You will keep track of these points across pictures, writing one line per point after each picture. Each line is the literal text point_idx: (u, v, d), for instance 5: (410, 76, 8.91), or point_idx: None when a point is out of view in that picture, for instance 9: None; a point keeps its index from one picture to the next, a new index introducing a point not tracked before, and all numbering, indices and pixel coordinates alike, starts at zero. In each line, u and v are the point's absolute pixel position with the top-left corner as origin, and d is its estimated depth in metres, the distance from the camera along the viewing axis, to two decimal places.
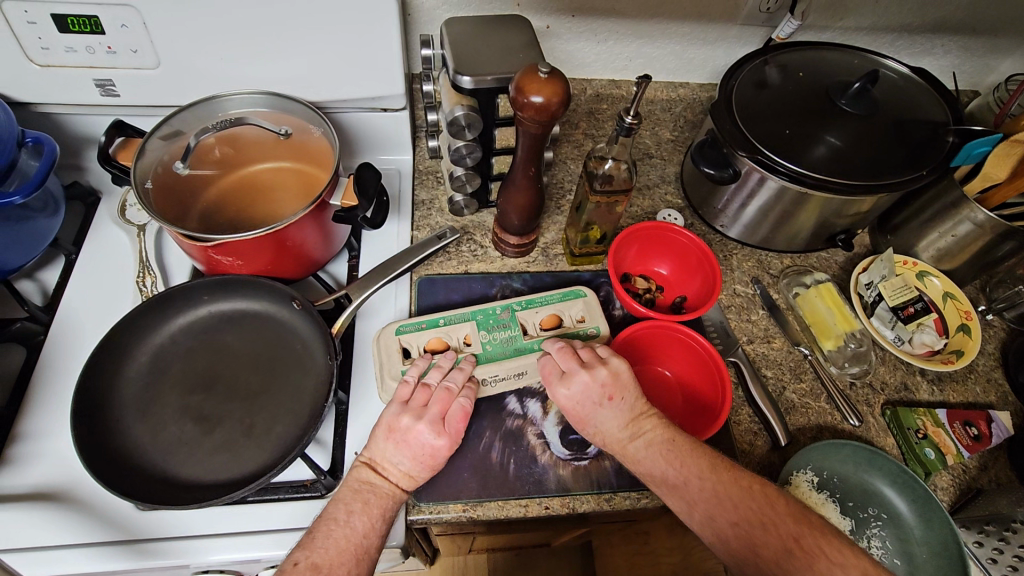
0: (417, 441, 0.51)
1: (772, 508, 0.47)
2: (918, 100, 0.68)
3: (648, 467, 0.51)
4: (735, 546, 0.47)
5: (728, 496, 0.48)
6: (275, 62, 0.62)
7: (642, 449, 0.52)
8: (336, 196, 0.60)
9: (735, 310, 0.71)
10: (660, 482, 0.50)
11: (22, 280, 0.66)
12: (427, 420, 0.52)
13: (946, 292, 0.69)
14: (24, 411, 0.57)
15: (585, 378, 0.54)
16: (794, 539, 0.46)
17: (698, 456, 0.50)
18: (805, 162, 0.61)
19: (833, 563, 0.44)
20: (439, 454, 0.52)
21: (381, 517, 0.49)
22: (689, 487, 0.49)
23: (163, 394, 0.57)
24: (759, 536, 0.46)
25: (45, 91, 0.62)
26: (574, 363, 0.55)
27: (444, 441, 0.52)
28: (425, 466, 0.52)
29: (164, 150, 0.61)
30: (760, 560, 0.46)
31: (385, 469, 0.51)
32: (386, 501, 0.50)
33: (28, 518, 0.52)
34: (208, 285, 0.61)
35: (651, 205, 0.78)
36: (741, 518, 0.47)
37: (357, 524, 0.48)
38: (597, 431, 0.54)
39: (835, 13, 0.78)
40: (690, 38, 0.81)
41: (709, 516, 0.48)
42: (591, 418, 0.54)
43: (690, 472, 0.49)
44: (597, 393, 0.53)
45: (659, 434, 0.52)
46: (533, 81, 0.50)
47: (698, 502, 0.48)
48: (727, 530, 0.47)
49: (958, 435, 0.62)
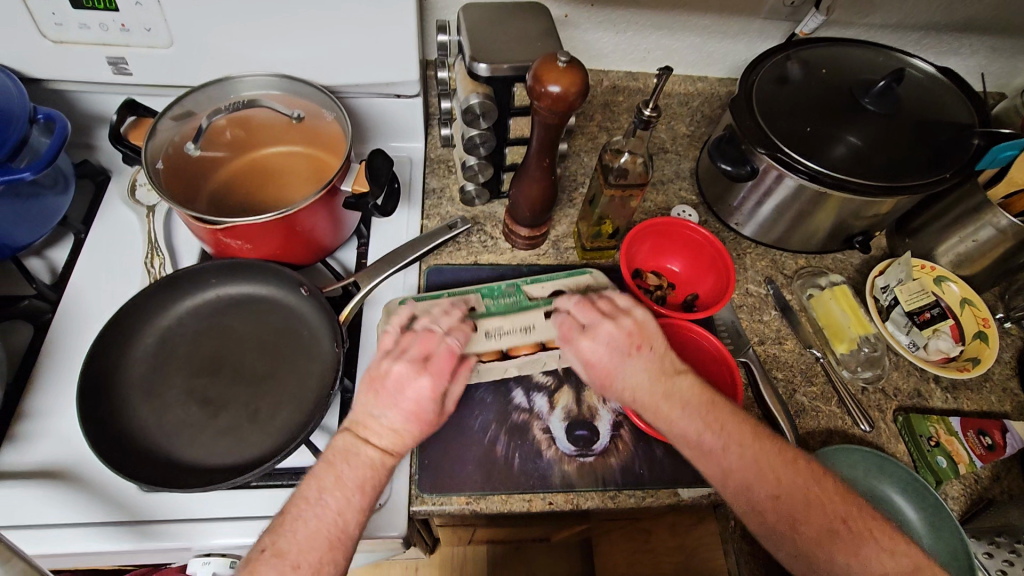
0: (398, 389, 0.48)
1: (817, 486, 0.47)
2: (944, 101, 0.66)
3: (682, 428, 0.49)
4: (772, 523, 0.46)
5: (768, 467, 0.47)
6: (290, 45, 0.61)
7: (675, 408, 0.50)
8: (348, 181, 0.60)
9: (747, 310, 0.70)
10: (693, 446, 0.49)
11: (31, 257, 0.66)
12: (406, 360, 0.49)
13: (964, 298, 0.68)
14: (31, 388, 0.57)
15: (611, 327, 0.52)
16: (841, 520, 0.46)
17: (739, 424, 0.49)
18: (826, 162, 0.60)
19: (880, 547, 0.45)
20: (427, 398, 0.48)
21: (359, 490, 0.45)
22: (725, 454, 0.48)
23: (168, 375, 0.57)
24: (800, 512, 0.46)
25: (58, 68, 0.61)
26: (597, 315, 0.54)
27: (426, 380, 0.49)
28: (420, 421, 0.48)
29: (176, 131, 0.60)
30: (799, 538, 0.46)
31: (370, 432, 0.48)
32: (364, 469, 0.46)
33: (34, 495, 0.52)
34: (216, 269, 0.60)
35: (664, 201, 0.77)
36: (783, 492, 0.46)
37: (329, 500, 0.44)
38: (623, 388, 0.52)
39: (861, 9, 0.77)
40: (711, 30, 0.80)
41: (744, 486, 0.47)
42: (617, 373, 0.52)
43: (726, 439, 0.48)
44: (624, 342, 0.51)
45: (691, 392, 0.51)
46: (551, 70, 0.49)
47: (733, 471, 0.48)
48: (764, 504, 0.47)
49: (972, 444, 0.61)
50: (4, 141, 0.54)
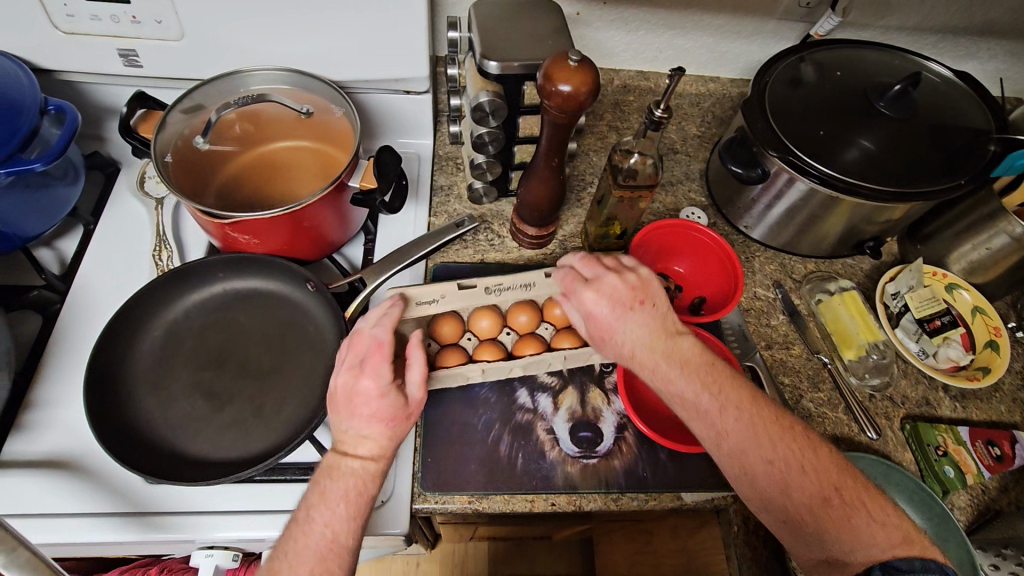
0: (349, 399, 0.47)
1: (813, 455, 0.45)
2: (961, 106, 0.65)
3: (679, 386, 0.48)
4: (763, 489, 0.45)
5: (764, 431, 0.46)
6: (300, 40, 0.61)
7: (674, 367, 0.49)
8: (355, 178, 0.60)
9: (755, 314, 0.69)
10: (688, 405, 0.48)
11: (40, 247, 0.66)
12: (343, 371, 0.48)
13: (975, 306, 0.67)
14: (38, 377, 0.57)
15: (615, 281, 0.51)
16: (833, 488, 0.44)
17: (738, 387, 0.48)
18: (838, 166, 0.59)
19: (872, 519, 0.43)
20: (372, 395, 0.46)
21: (344, 500, 0.44)
22: (722, 416, 0.47)
23: (174, 368, 0.58)
24: (794, 479, 0.44)
25: (70, 59, 0.61)
26: (600, 270, 0.53)
27: (365, 380, 0.47)
28: (381, 417, 0.46)
29: (185, 124, 0.60)
30: (790, 503, 0.44)
31: (346, 443, 0.46)
32: (347, 479, 0.45)
33: (40, 484, 0.52)
34: (223, 263, 0.60)
35: (674, 202, 0.76)
36: (778, 457, 0.45)
37: (315, 516, 0.43)
38: (621, 343, 0.51)
39: (877, 10, 0.75)
40: (724, 30, 0.79)
41: (739, 449, 0.46)
42: (617, 327, 0.51)
43: (723, 401, 0.47)
44: (627, 296, 0.51)
45: (693, 353, 0.50)
46: (562, 69, 0.49)
47: (729, 433, 0.46)
48: (759, 468, 0.45)
49: (979, 454, 0.60)
50: (15, 132, 0.54)
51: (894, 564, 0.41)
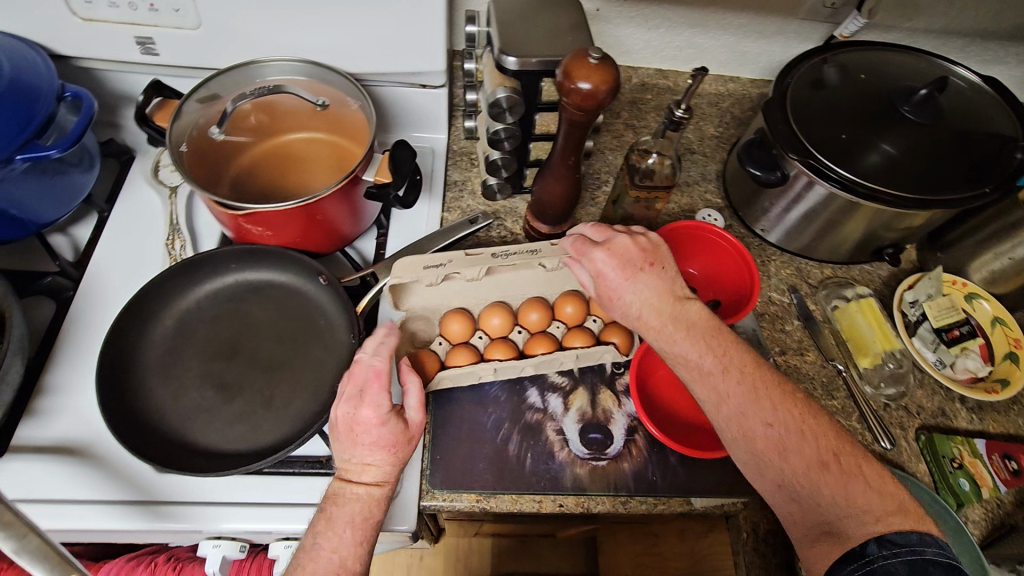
0: (351, 430, 0.46)
1: (813, 421, 0.45)
2: (987, 112, 0.63)
3: (683, 348, 0.48)
4: (760, 451, 0.44)
5: (765, 395, 0.45)
6: (317, 31, 0.60)
7: (679, 328, 0.49)
8: (370, 172, 0.59)
9: (769, 319, 0.68)
10: (691, 366, 0.48)
11: (55, 234, 0.66)
12: (342, 402, 0.47)
13: (996, 317, 0.66)
14: (51, 364, 0.58)
15: (626, 241, 0.52)
16: (833, 454, 0.44)
17: (741, 351, 0.48)
18: (859, 170, 0.58)
19: (868, 486, 0.43)
20: (372, 424, 0.45)
21: (350, 525, 0.44)
22: (724, 378, 0.46)
23: (185, 359, 0.58)
24: (792, 443, 0.44)
25: (87, 46, 0.61)
26: (611, 233, 0.54)
27: (364, 410, 0.46)
28: (382, 444, 0.45)
29: (200, 114, 0.60)
30: (787, 468, 0.44)
31: (348, 471, 0.46)
32: (351, 504, 0.45)
33: (50, 471, 0.53)
34: (235, 254, 0.60)
35: (689, 203, 0.76)
36: (777, 421, 0.44)
37: (322, 542, 0.43)
38: (628, 303, 0.51)
39: (904, 12, 0.74)
40: (746, 30, 0.78)
41: (739, 412, 0.45)
42: (625, 289, 0.51)
43: (726, 363, 0.47)
44: (638, 258, 0.51)
45: (700, 317, 0.49)
46: (582, 66, 0.48)
47: (730, 396, 0.46)
48: (758, 432, 0.45)
49: (996, 468, 0.59)
50: (32, 118, 0.54)
51: (889, 538, 0.40)
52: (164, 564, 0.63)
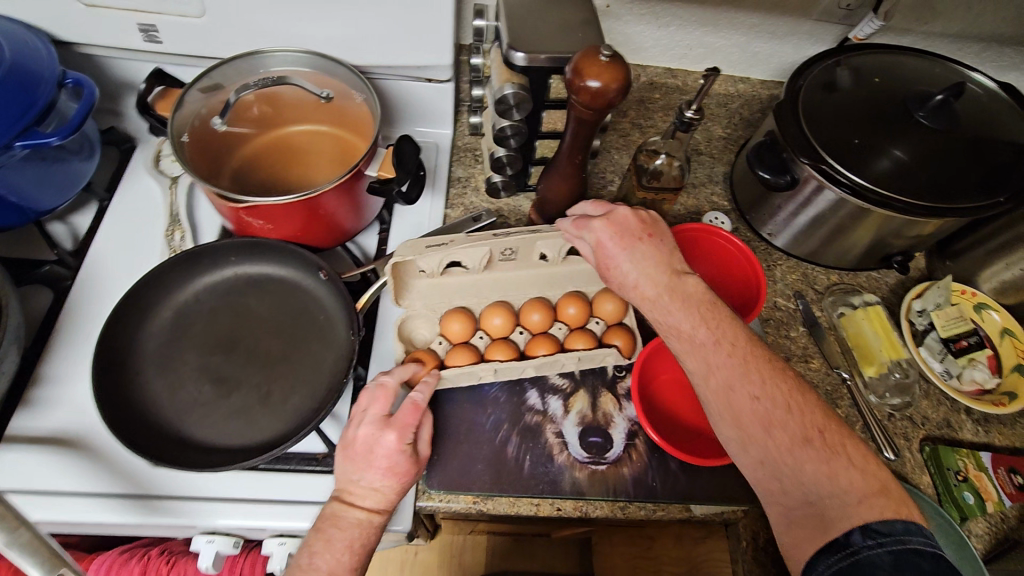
0: (372, 455, 0.47)
1: (801, 397, 0.44)
2: (1003, 119, 0.62)
3: (677, 319, 0.48)
4: (746, 424, 0.43)
5: (755, 367, 0.44)
6: (323, 22, 0.59)
7: (673, 300, 0.48)
8: (373, 167, 0.58)
9: (774, 324, 0.67)
10: (683, 337, 0.47)
11: (53, 222, 0.66)
12: (369, 422, 0.48)
13: (1005, 328, 0.65)
14: (47, 354, 0.57)
15: (627, 214, 0.52)
16: (817, 431, 0.42)
17: (734, 327, 0.47)
18: (870, 176, 0.57)
19: (852, 465, 0.41)
20: (395, 451, 0.47)
21: (348, 550, 0.45)
22: (714, 349, 0.46)
23: (183, 351, 0.57)
24: (778, 417, 0.42)
25: (89, 33, 0.60)
26: (611, 208, 0.54)
27: (391, 436, 0.47)
28: (397, 471, 0.47)
29: (203, 104, 0.59)
30: (770, 443, 0.42)
31: (352, 494, 0.47)
32: (352, 530, 0.45)
33: (44, 462, 0.52)
34: (236, 247, 0.60)
35: (695, 204, 0.75)
36: (764, 395, 0.43)
37: (320, 564, 0.44)
38: (625, 274, 0.51)
39: (920, 15, 0.73)
40: (758, 30, 0.76)
41: (727, 383, 0.45)
42: (621, 257, 0.51)
43: (718, 334, 0.46)
44: (636, 229, 0.52)
45: (696, 292, 0.49)
46: (593, 64, 0.47)
47: (718, 367, 0.45)
48: (744, 405, 0.44)
49: (1001, 482, 0.58)
50: (32, 104, 0.53)
51: (875, 527, 0.38)
52: (157, 557, 0.63)
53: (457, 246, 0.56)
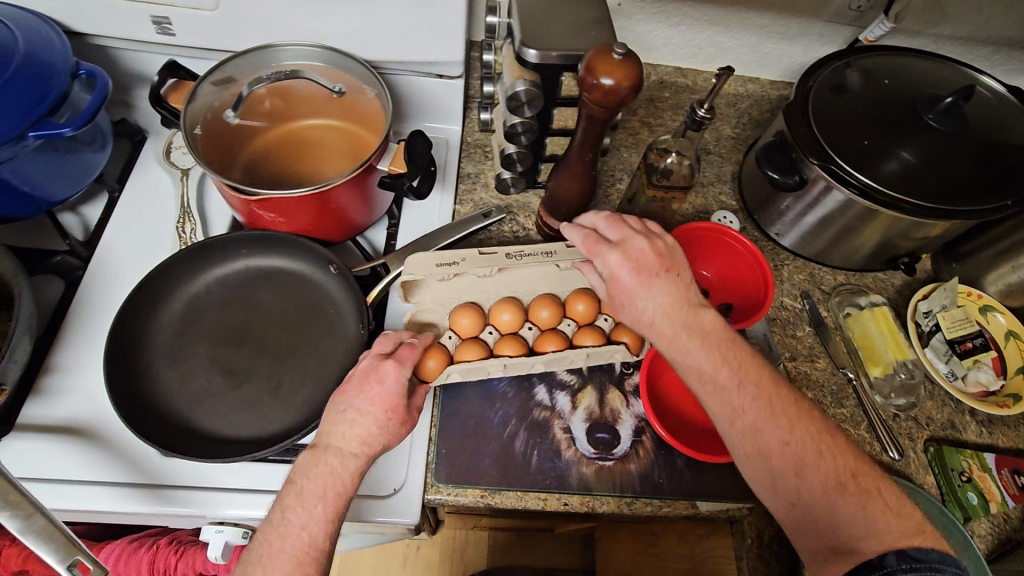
0: (361, 391, 0.47)
1: (830, 440, 0.44)
2: (1013, 122, 0.62)
3: (698, 358, 0.46)
4: (776, 467, 0.43)
5: (780, 411, 0.44)
6: (335, 16, 0.59)
7: (694, 340, 0.46)
8: (385, 161, 0.59)
9: (781, 324, 0.68)
10: (705, 379, 0.46)
11: (65, 212, 0.66)
12: (368, 358, 0.50)
13: (1010, 331, 0.65)
14: (58, 344, 0.57)
15: (643, 244, 0.49)
16: (849, 474, 0.42)
17: (757, 367, 0.46)
18: (879, 177, 0.57)
19: (886, 506, 0.41)
20: (388, 379, 0.48)
21: (322, 500, 0.43)
22: (739, 393, 0.45)
23: (194, 343, 0.57)
24: (809, 461, 0.43)
25: (103, 24, 0.61)
26: (625, 231, 0.50)
27: (389, 363, 0.49)
28: (382, 403, 0.47)
29: (215, 97, 0.59)
30: (804, 488, 0.42)
31: (333, 435, 0.46)
32: (326, 478, 0.44)
33: (54, 450, 0.52)
34: (246, 240, 0.60)
35: (704, 204, 0.75)
36: (794, 440, 0.43)
37: (292, 519, 0.42)
38: (642, 310, 0.48)
39: (930, 17, 0.73)
40: (768, 30, 0.77)
41: (754, 427, 0.44)
42: (640, 293, 0.48)
43: (742, 375, 0.45)
44: (654, 262, 0.48)
45: (714, 328, 0.47)
46: (605, 62, 0.47)
47: (743, 412, 0.44)
48: (773, 449, 0.43)
49: (1005, 483, 0.59)
50: (46, 94, 0.53)
51: (910, 553, 0.39)
52: (166, 547, 0.65)
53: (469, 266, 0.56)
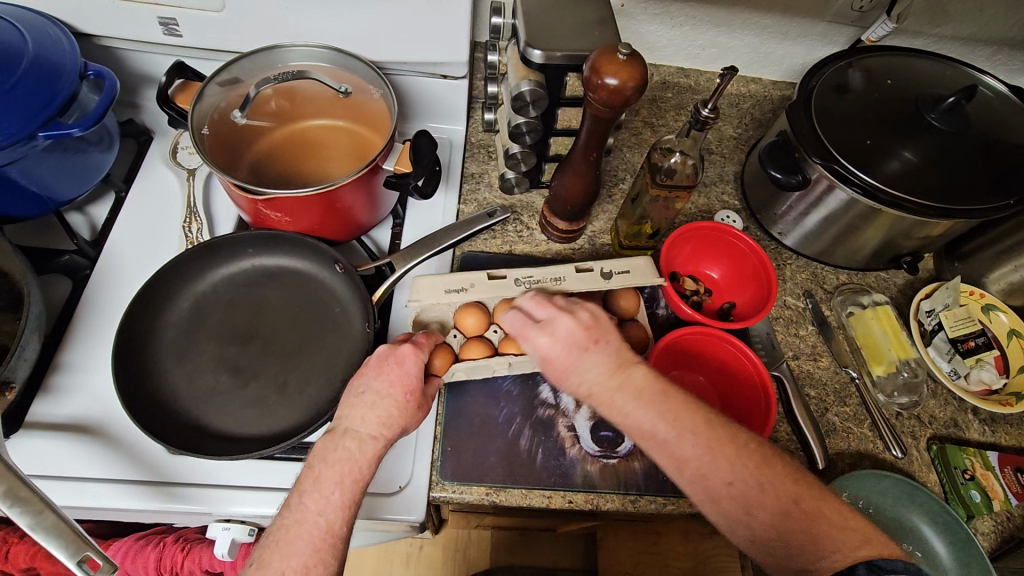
0: (380, 374, 0.49)
1: (768, 468, 0.42)
2: (1015, 122, 0.62)
3: (637, 420, 0.45)
4: (727, 506, 0.42)
5: (721, 451, 0.42)
6: (342, 17, 0.60)
7: (629, 402, 0.45)
8: (390, 161, 0.60)
9: (783, 322, 0.68)
10: (648, 438, 0.44)
11: (72, 212, 0.66)
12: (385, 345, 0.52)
13: (1012, 329, 0.65)
14: (67, 342, 0.58)
15: (568, 320, 0.48)
16: (792, 500, 0.41)
17: (692, 411, 0.44)
18: (882, 177, 0.57)
19: (831, 527, 0.40)
20: (407, 363, 0.50)
21: (339, 485, 0.43)
22: (680, 444, 0.43)
23: (201, 342, 0.58)
24: (753, 496, 0.41)
25: (111, 25, 0.61)
26: (551, 307, 0.50)
27: (407, 346, 0.51)
28: (400, 385, 0.49)
29: (222, 97, 0.59)
30: (754, 521, 0.41)
31: (352, 420, 0.47)
32: (342, 463, 0.44)
33: (63, 448, 0.53)
34: (253, 240, 0.60)
35: (707, 204, 0.75)
36: (737, 478, 0.42)
37: (309, 504, 0.42)
38: (579, 383, 0.47)
39: (933, 18, 0.73)
40: (771, 31, 0.77)
41: (701, 475, 0.42)
42: (573, 367, 0.47)
43: (681, 427, 0.44)
44: (581, 335, 0.47)
45: (645, 381, 0.46)
46: (610, 62, 0.47)
47: (689, 461, 0.43)
48: (720, 491, 0.42)
49: (1009, 482, 0.59)
50: (55, 95, 0.53)
51: (878, 563, 0.38)
52: (173, 544, 0.66)
53: (477, 291, 0.58)
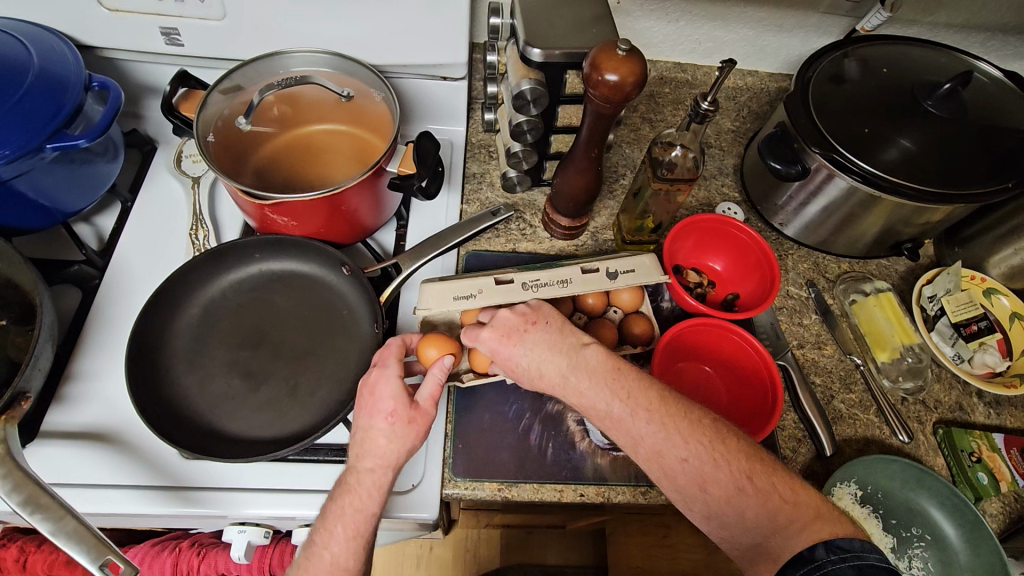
0: (361, 407, 0.49)
1: (724, 446, 0.44)
2: (1011, 107, 0.63)
3: (591, 398, 0.48)
4: (682, 485, 0.44)
5: (674, 427, 0.45)
6: (342, 22, 0.60)
7: (583, 380, 0.49)
8: (394, 163, 0.60)
9: (787, 312, 0.69)
10: (604, 416, 0.48)
11: (78, 223, 0.67)
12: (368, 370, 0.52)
13: (1014, 312, 0.66)
14: (78, 351, 0.58)
15: (506, 313, 0.53)
16: (746, 476, 0.43)
17: (645, 388, 0.47)
18: (880, 164, 0.58)
19: (788, 496, 0.42)
20: (378, 386, 0.49)
21: (341, 519, 0.45)
22: (633, 419, 0.46)
23: (213, 347, 0.58)
24: (708, 473, 0.43)
25: (113, 37, 0.62)
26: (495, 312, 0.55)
27: (373, 371, 0.50)
28: (380, 413, 0.48)
29: (225, 105, 0.60)
30: (706, 498, 0.43)
31: (353, 453, 0.48)
32: (345, 497, 0.46)
33: (79, 455, 0.53)
34: (260, 244, 0.61)
35: (707, 197, 0.76)
36: (691, 455, 0.44)
37: (318, 539, 0.45)
38: (528, 366, 0.51)
39: (927, 6, 0.74)
40: (766, 23, 0.77)
41: (655, 451, 0.45)
42: (519, 352, 0.51)
43: (632, 404, 0.46)
44: (518, 322, 0.52)
45: (598, 360, 0.49)
46: (609, 58, 0.48)
47: (643, 436, 0.46)
48: (675, 468, 0.44)
49: (1015, 462, 0.59)
50: (61, 107, 0.54)
51: (838, 543, 0.39)
52: (188, 549, 0.66)
53: (487, 296, 0.55)
